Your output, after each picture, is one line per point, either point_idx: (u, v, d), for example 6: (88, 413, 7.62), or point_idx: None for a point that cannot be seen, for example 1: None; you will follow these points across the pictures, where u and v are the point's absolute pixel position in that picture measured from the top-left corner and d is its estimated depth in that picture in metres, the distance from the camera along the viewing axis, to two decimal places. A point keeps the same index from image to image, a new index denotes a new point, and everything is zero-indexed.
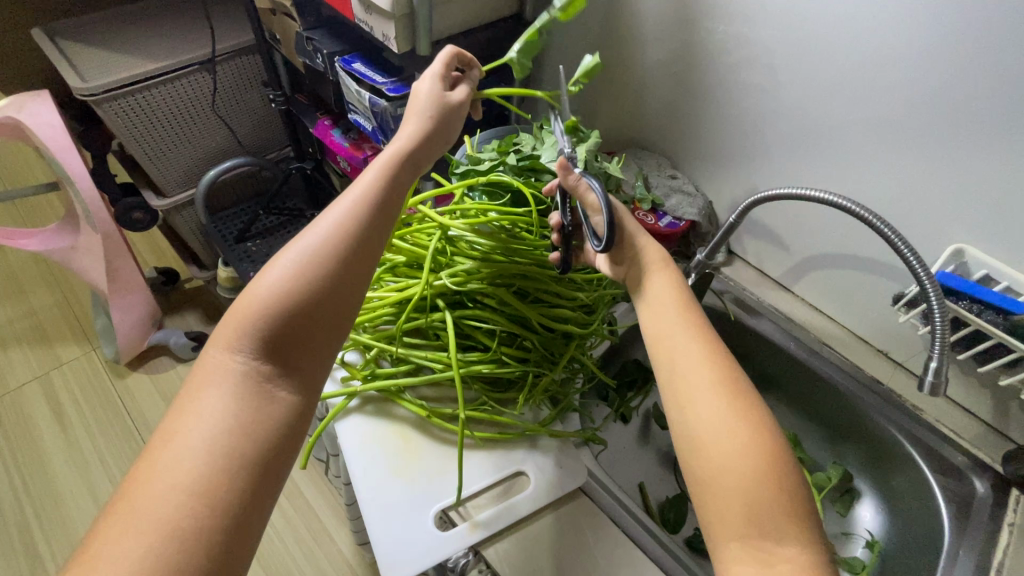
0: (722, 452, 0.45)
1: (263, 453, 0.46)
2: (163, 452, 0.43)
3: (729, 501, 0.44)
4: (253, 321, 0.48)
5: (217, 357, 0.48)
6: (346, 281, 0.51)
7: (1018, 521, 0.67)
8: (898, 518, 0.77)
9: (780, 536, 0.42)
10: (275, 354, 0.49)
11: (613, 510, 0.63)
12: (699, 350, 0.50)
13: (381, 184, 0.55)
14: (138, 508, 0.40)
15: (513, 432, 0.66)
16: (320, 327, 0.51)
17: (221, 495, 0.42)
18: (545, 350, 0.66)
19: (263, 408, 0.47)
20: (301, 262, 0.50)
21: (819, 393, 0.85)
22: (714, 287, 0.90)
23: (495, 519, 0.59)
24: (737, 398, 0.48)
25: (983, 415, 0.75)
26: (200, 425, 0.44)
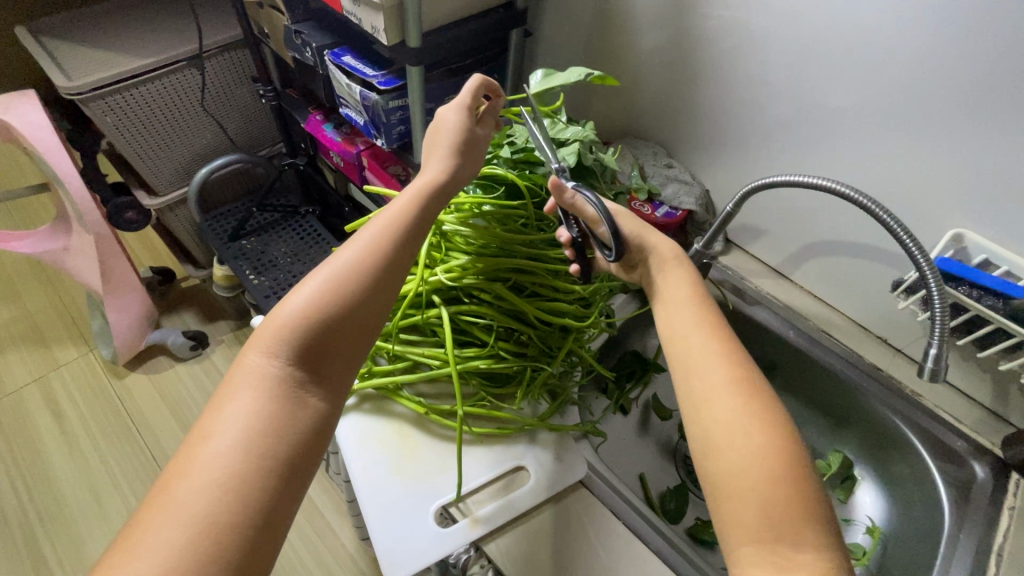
0: (740, 453, 0.45)
1: (295, 458, 0.45)
2: (201, 453, 0.43)
3: (746, 503, 0.43)
4: (290, 327, 0.48)
5: (253, 362, 0.48)
6: (382, 293, 0.52)
7: (1018, 504, 0.66)
8: (898, 503, 0.77)
9: (799, 543, 0.41)
10: (311, 361, 0.49)
11: (614, 504, 0.63)
12: (716, 349, 0.50)
13: (416, 199, 0.56)
14: (174, 507, 0.40)
15: (513, 427, 0.66)
16: (356, 337, 0.51)
17: (253, 495, 0.42)
18: (543, 344, 0.66)
19: (296, 414, 0.46)
20: (339, 272, 0.50)
21: (819, 381, 0.84)
22: (713, 277, 0.89)
23: (495, 514, 0.59)
24: (756, 399, 0.47)
25: (983, 399, 0.75)
26: (235, 428, 0.44)
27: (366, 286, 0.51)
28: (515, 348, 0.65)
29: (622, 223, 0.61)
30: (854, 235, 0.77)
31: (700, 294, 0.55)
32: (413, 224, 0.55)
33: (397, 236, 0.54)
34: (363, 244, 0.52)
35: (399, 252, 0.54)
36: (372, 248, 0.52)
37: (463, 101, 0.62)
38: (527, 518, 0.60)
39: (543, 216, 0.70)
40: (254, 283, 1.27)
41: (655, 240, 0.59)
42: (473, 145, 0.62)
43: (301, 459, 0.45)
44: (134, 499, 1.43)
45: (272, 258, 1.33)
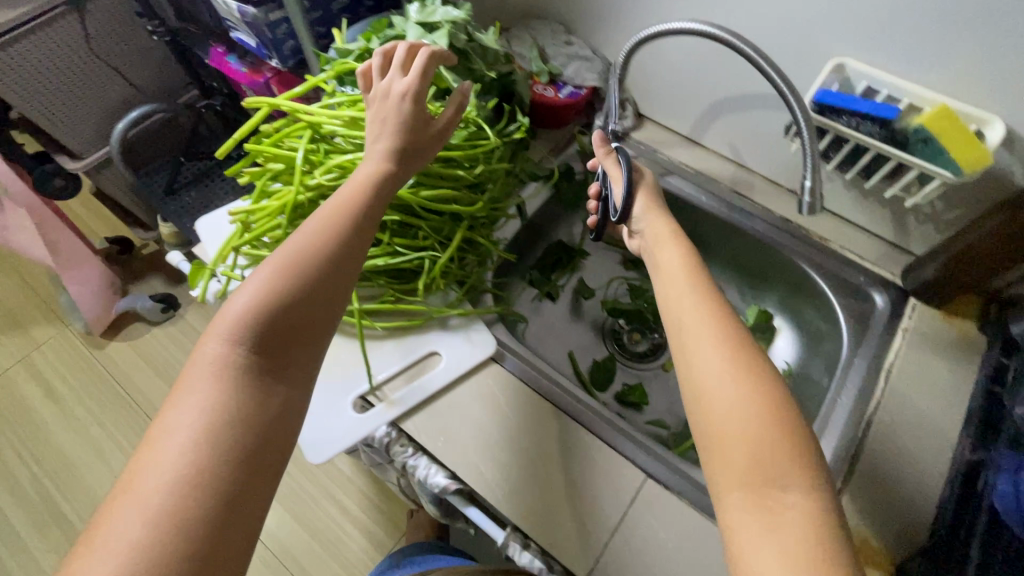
0: (728, 405, 0.44)
1: (263, 449, 0.42)
2: (164, 444, 0.39)
3: (736, 448, 0.42)
4: (247, 313, 0.45)
5: (211, 350, 0.44)
6: (339, 282, 0.49)
7: (911, 325, 0.71)
8: (809, 345, 0.81)
9: (784, 482, 0.40)
10: (273, 350, 0.46)
11: (527, 374, 0.67)
12: (703, 306, 0.50)
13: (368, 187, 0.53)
14: (138, 501, 0.37)
15: (422, 317, 0.68)
16: (318, 327, 0.48)
17: (217, 483, 0.39)
18: (439, 236, 0.67)
19: (260, 401, 0.44)
20: (294, 259, 0.48)
21: (736, 243, 0.85)
22: (625, 154, 0.87)
23: (408, 395, 0.63)
24: (741, 353, 0.47)
25: (886, 234, 0.77)
26: (194, 417, 0.41)
27: (320, 274, 0.48)
28: (412, 243, 0.66)
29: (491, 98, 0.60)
30: (749, 87, 0.76)
31: (690, 260, 0.56)
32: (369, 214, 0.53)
33: (353, 223, 0.52)
34: (315, 232, 0.50)
35: (354, 241, 0.51)
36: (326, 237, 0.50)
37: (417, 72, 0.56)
38: (439, 396, 0.65)
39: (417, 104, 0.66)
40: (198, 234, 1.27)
41: (653, 224, 0.61)
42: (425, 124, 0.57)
43: (270, 450, 0.43)
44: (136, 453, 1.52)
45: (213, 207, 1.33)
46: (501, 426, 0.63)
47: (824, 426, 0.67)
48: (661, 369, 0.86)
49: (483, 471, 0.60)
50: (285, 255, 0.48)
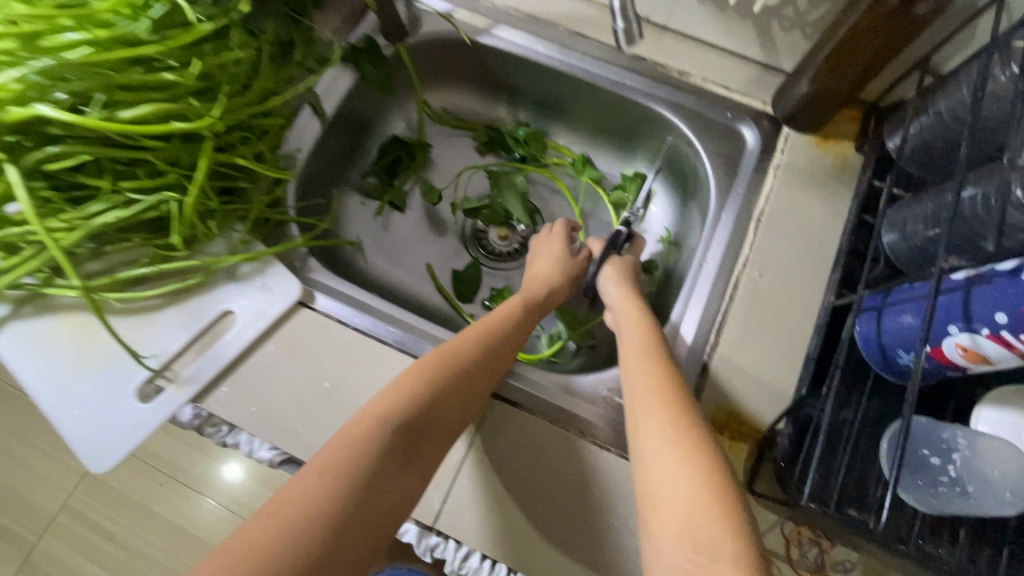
0: (666, 474, 0.40)
1: (373, 538, 0.38)
2: (299, 485, 0.38)
3: (671, 513, 0.38)
4: (417, 380, 0.47)
5: (370, 409, 0.44)
6: (486, 376, 0.51)
7: (782, 161, 0.61)
8: (685, 204, 0.71)
9: (715, 549, 0.35)
10: (423, 440, 0.45)
11: (344, 312, 0.57)
12: (655, 380, 0.48)
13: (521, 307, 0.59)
14: (243, 534, 0.35)
15: (202, 273, 0.55)
16: (453, 428, 0.47)
17: (313, 546, 0.35)
18: (179, 167, 0.51)
19: (393, 479, 0.41)
20: (462, 356, 0.50)
21: (591, 100, 0.71)
22: (437, 7, 0.69)
23: (202, 369, 0.53)
24: (686, 423, 0.43)
25: (754, 53, 0.64)
26: (329, 465, 0.39)
27: (474, 379, 0.50)
28: (145, 185, 0.51)
29: None
30: None
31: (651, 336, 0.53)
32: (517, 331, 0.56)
33: (513, 326, 0.56)
34: (479, 336, 0.53)
35: (504, 356, 0.53)
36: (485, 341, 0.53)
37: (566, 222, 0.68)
38: (241, 362, 0.54)
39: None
40: None
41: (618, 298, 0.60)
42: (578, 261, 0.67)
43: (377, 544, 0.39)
44: None
45: None
46: (318, 380, 0.53)
47: (691, 292, 0.60)
48: None
49: (305, 434, 0.52)
50: (461, 339, 0.52)
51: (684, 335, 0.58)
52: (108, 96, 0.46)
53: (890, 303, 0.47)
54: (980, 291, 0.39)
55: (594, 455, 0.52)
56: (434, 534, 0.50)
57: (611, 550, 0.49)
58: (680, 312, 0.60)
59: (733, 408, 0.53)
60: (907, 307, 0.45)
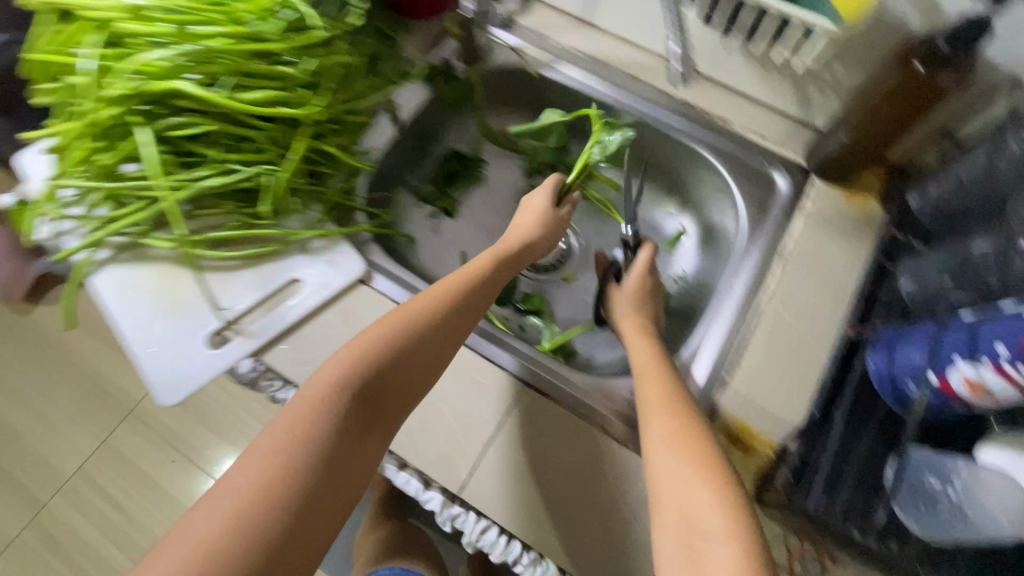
0: (668, 468, 0.45)
1: (338, 497, 0.43)
2: (257, 459, 0.41)
3: (672, 503, 0.43)
4: (369, 349, 0.48)
5: (327, 378, 0.46)
6: (446, 342, 0.53)
7: (810, 207, 0.67)
8: (713, 242, 0.76)
9: (709, 532, 0.40)
10: (380, 401, 0.48)
11: (398, 293, 0.63)
12: (660, 390, 0.52)
13: (492, 261, 0.60)
14: (215, 507, 0.39)
15: (279, 242, 0.62)
16: (418, 387, 0.50)
17: (279, 512, 0.39)
18: (277, 146, 0.59)
19: (351, 447, 0.45)
20: (424, 318, 0.51)
21: (638, 136, 0.78)
22: (506, 41, 0.77)
23: (266, 326, 0.59)
24: (688, 425, 0.48)
25: (790, 109, 0.71)
26: (292, 436, 0.43)
27: (439, 338, 0.52)
28: (247, 158, 0.58)
29: None
30: None
31: (655, 351, 0.58)
32: (484, 287, 0.57)
33: (478, 288, 0.57)
34: (447, 295, 0.54)
35: (471, 312, 0.55)
36: (453, 299, 0.54)
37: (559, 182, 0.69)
38: (301, 325, 0.60)
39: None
40: None
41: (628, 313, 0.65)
42: (556, 222, 0.68)
43: (342, 500, 0.43)
44: None
45: None
46: None
47: (714, 315, 0.64)
48: (562, 280, 0.81)
49: None
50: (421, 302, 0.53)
51: (705, 353, 0.63)
52: (235, 80, 0.54)
53: (900, 338, 0.50)
54: (987, 326, 0.43)
55: (611, 447, 0.55)
56: (457, 504, 0.54)
57: (622, 537, 0.52)
58: (703, 334, 0.64)
59: (748, 424, 0.57)
60: (915, 341, 0.49)
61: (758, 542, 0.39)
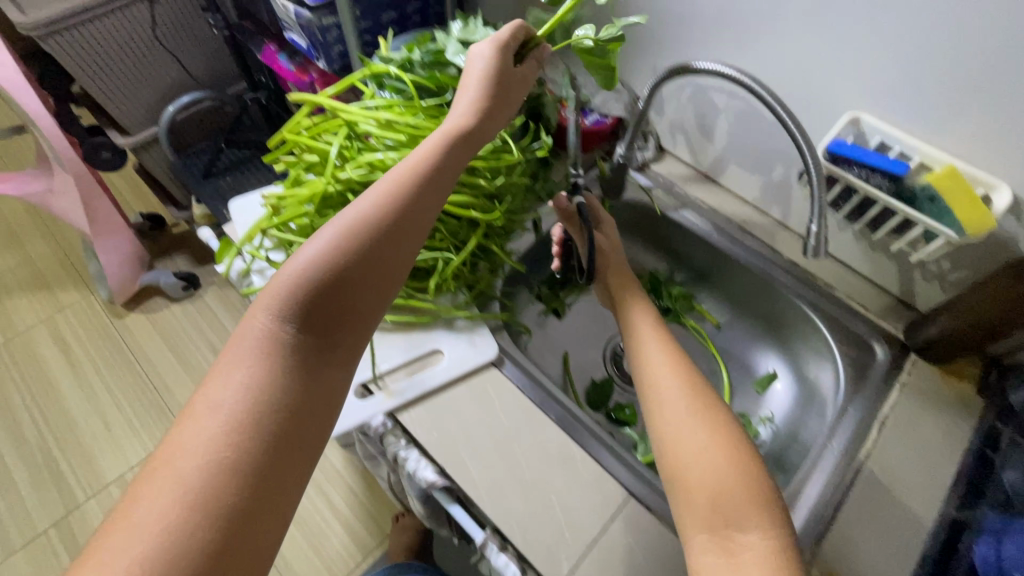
0: (689, 451, 0.51)
1: (301, 437, 0.43)
2: (203, 423, 0.40)
3: (698, 486, 0.49)
4: (297, 288, 0.45)
5: (258, 323, 0.45)
6: (393, 257, 0.49)
7: (909, 379, 0.71)
8: (807, 389, 0.80)
9: (743, 523, 0.46)
10: (322, 327, 0.46)
11: (521, 381, 0.69)
12: (671, 370, 0.58)
13: (442, 144, 0.54)
14: (172, 482, 0.37)
15: (430, 316, 0.71)
16: (367, 306, 0.48)
17: (245, 465, 0.39)
18: (454, 238, 0.70)
19: (308, 388, 0.45)
20: (355, 229, 0.47)
21: (744, 282, 0.86)
22: (642, 183, 0.90)
23: (407, 388, 0.66)
24: (704, 406, 0.54)
25: (893, 288, 0.78)
26: (238, 398, 0.42)
27: (380, 248, 0.48)
28: (428, 243, 0.69)
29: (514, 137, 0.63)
30: (773, 132, 0.77)
31: (664, 334, 0.63)
32: (434, 179, 0.52)
33: (419, 193, 0.51)
34: (385, 199, 0.49)
35: (422, 210, 0.51)
36: (394, 202, 0.49)
37: (503, 40, 0.59)
38: (436, 393, 0.67)
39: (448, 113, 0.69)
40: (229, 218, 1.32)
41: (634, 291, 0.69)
42: (513, 74, 0.60)
43: (308, 433, 0.44)
44: (139, 424, 1.56)
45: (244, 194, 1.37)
46: (491, 427, 0.65)
47: (813, 465, 0.66)
48: None
49: (471, 468, 0.62)
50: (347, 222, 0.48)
51: (803, 501, 0.63)
52: None
53: (1009, 533, 0.56)
54: None
55: None
56: None
57: None
58: (802, 480, 0.65)
59: None
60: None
61: (787, 537, 0.46)
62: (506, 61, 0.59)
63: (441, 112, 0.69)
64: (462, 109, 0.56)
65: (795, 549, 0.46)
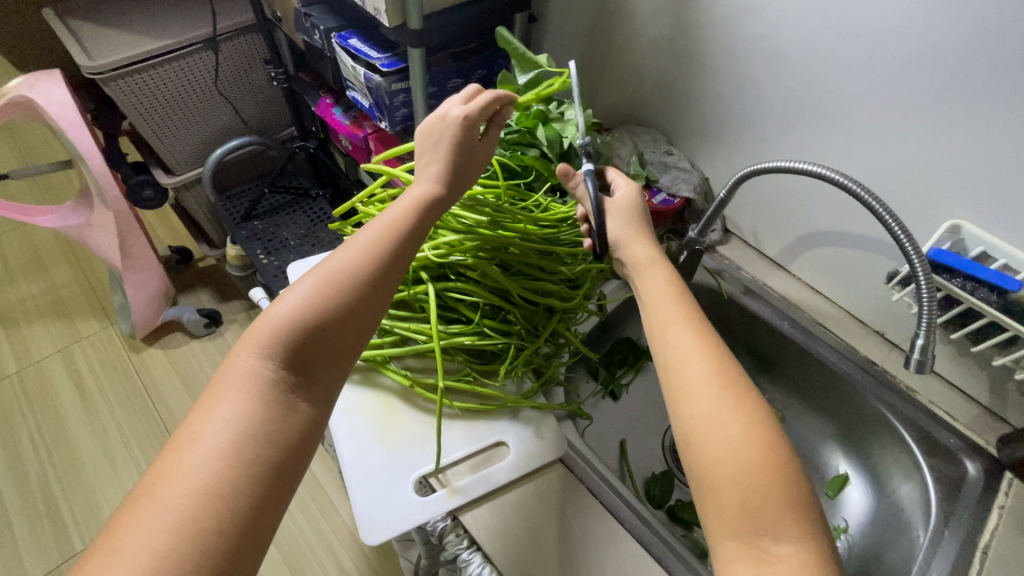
0: (720, 444, 0.44)
1: (284, 467, 0.45)
2: (191, 459, 0.43)
3: (728, 491, 0.42)
4: (283, 330, 0.49)
5: (243, 362, 0.48)
6: (374, 303, 0.52)
7: (1008, 503, 0.64)
8: (889, 500, 0.75)
9: (777, 533, 0.40)
10: (304, 366, 0.49)
11: (592, 482, 0.64)
12: (694, 342, 0.49)
13: (421, 197, 0.58)
14: (160, 508, 0.40)
15: (495, 403, 0.67)
16: (346, 348, 0.51)
17: (234, 496, 0.42)
18: (527, 323, 0.68)
19: (288, 419, 0.47)
20: (333, 277, 0.51)
21: (817, 375, 0.82)
22: (707, 265, 0.89)
23: (472, 485, 0.61)
24: (736, 392, 0.46)
25: (979, 395, 0.72)
26: (226, 431, 0.44)
27: (360, 295, 0.51)
28: (500, 326, 0.68)
29: (601, 229, 0.60)
30: (852, 226, 0.75)
31: (677, 288, 0.54)
32: (410, 232, 0.56)
33: (398, 242, 0.54)
34: (364, 250, 0.53)
35: (396, 259, 0.54)
36: (372, 254, 0.53)
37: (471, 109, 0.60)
38: (502, 491, 0.62)
39: (530, 196, 0.72)
40: (263, 263, 1.28)
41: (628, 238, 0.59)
42: (477, 145, 0.62)
43: (290, 462, 0.46)
44: None
45: (282, 239, 1.34)
46: (561, 539, 0.58)
47: None
48: None
49: None
50: (329, 270, 0.51)
51: None
52: (518, 267, 0.68)
53: None
54: None
55: None
56: None
57: None
58: None
59: None
60: None
61: (825, 547, 0.40)
62: (470, 131, 0.61)
63: (523, 193, 0.73)
64: (435, 167, 0.60)
65: (834, 559, 0.40)
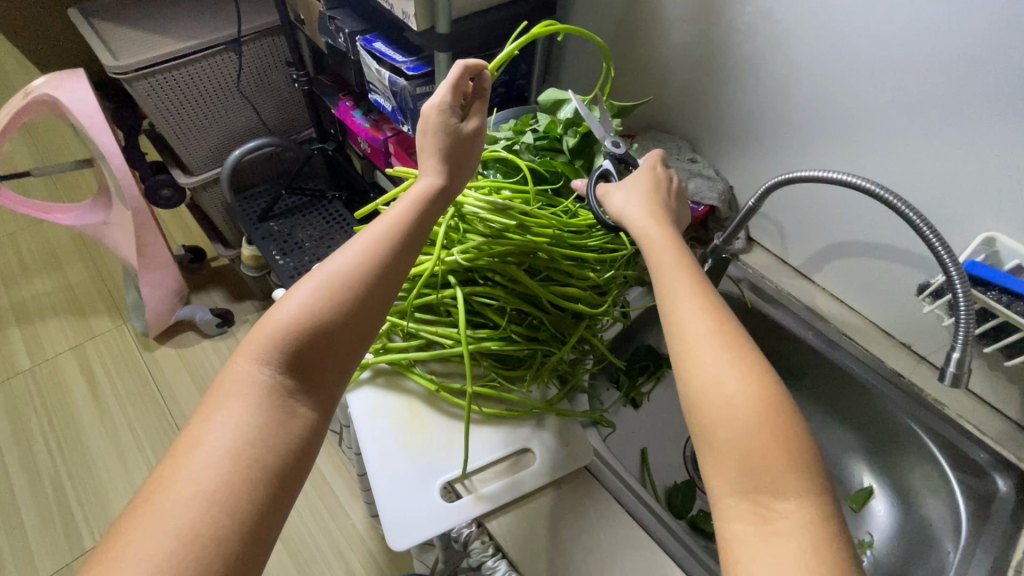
0: (721, 403, 0.43)
1: (285, 471, 0.45)
2: (192, 463, 0.42)
3: (729, 449, 0.42)
4: (281, 336, 0.48)
5: (243, 368, 0.48)
6: (373, 307, 0.52)
7: None
8: (915, 515, 0.74)
9: (779, 489, 0.40)
10: (304, 370, 0.49)
11: (618, 490, 0.63)
12: (696, 304, 0.48)
13: (420, 202, 0.57)
14: (162, 514, 0.40)
15: (521, 409, 0.67)
16: (345, 350, 0.51)
17: (239, 500, 0.42)
18: (554, 329, 0.68)
19: (289, 424, 0.47)
20: (331, 281, 0.50)
21: (842, 387, 0.82)
22: (731, 274, 0.88)
23: (499, 493, 0.60)
24: (740, 350, 0.45)
25: (1010, 410, 0.71)
26: (227, 435, 0.44)
27: (358, 299, 0.51)
28: (526, 332, 0.68)
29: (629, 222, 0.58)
30: (882, 238, 0.74)
31: (681, 253, 0.53)
32: (409, 233, 0.55)
33: (395, 244, 0.53)
34: (362, 252, 0.52)
35: (397, 262, 0.54)
36: (370, 256, 0.52)
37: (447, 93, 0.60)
38: (529, 498, 0.61)
39: (559, 202, 0.72)
40: (279, 263, 1.29)
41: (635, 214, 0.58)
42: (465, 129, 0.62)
43: (290, 466, 0.46)
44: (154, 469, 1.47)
45: (298, 240, 1.34)
46: (588, 546, 0.58)
47: None
48: None
49: None
50: (326, 275, 0.51)
51: None
52: (547, 272, 0.68)
53: None
54: None
55: None
56: None
57: None
58: None
59: None
60: None
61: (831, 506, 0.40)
62: (452, 116, 0.60)
63: (551, 198, 0.72)
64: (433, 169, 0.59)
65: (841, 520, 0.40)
